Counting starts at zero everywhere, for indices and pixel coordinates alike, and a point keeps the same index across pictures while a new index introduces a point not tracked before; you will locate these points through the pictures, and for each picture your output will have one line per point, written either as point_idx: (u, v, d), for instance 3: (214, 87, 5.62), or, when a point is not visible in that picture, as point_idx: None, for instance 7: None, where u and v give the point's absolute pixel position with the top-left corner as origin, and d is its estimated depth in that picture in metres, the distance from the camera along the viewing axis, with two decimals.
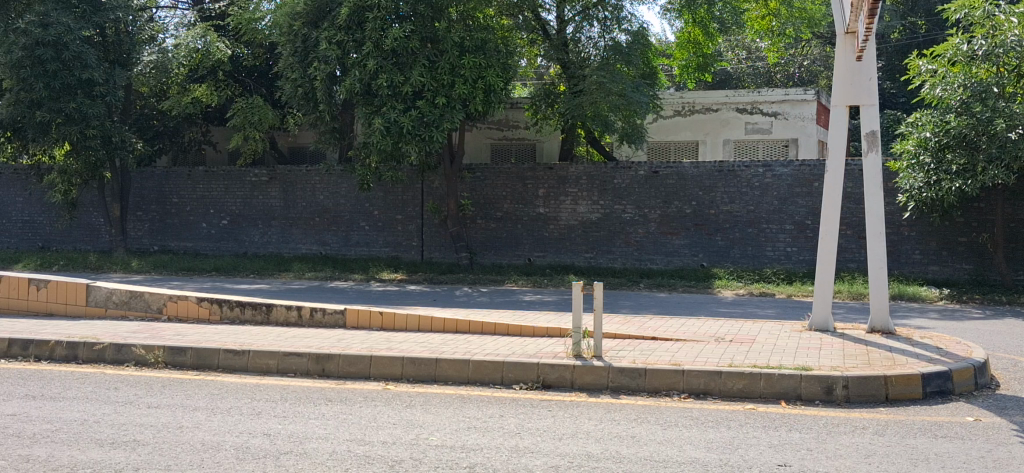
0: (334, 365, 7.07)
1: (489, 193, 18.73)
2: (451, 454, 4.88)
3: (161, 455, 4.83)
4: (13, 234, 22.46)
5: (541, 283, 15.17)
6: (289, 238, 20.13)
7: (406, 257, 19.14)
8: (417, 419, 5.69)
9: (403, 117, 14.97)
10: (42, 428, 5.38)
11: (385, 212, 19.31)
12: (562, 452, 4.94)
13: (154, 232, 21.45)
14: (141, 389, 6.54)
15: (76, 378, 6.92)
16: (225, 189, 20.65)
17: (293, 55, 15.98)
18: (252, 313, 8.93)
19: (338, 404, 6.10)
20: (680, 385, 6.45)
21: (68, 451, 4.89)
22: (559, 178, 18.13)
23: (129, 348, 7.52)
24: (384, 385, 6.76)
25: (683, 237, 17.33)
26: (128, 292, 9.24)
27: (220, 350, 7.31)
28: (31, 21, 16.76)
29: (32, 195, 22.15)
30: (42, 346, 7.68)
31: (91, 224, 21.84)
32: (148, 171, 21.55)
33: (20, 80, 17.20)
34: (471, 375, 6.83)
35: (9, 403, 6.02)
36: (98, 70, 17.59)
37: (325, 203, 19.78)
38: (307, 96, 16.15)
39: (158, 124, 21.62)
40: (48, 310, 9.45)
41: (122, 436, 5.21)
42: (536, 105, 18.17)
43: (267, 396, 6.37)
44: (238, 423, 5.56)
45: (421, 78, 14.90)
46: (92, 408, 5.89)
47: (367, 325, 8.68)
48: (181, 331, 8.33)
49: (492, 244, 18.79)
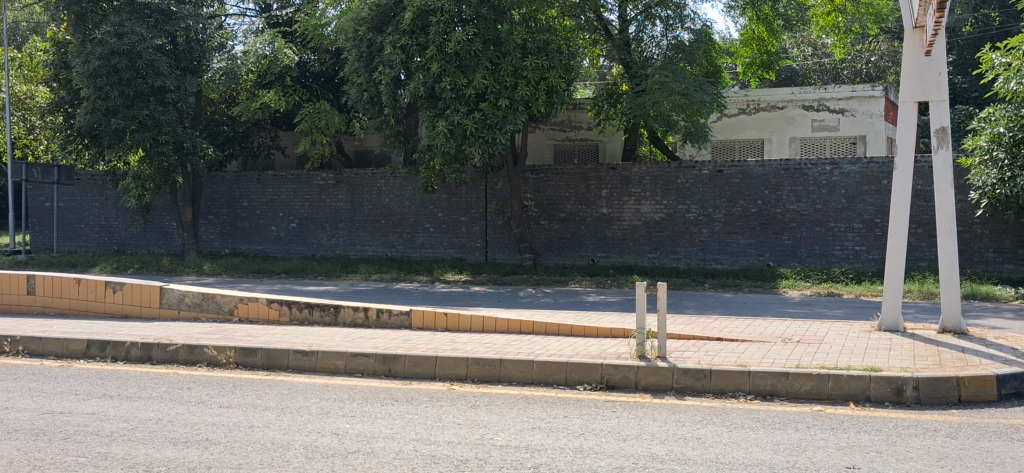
0: (400, 366, 7.16)
1: (552, 194, 18.76)
2: (516, 454, 4.92)
3: (232, 454, 4.94)
4: (89, 238, 23.09)
5: (605, 284, 15.16)
6: (355, 240, 20.37)
7: (471, 258, 19.25)
8: (482, 419, 5.74)
9: (466, 119, 15.06)
10: (119, 426, 5.54)
11: (450, 213, 19.46)
12: (626, 453, 4.94)
13: (224, 235, 21.88)
14: (212, 389, 6.69)
15: (151, 378, 7.11)
16: (294, 192, 20.97)
17: (359, 60, 16.29)
18: (319, 314, 9.08)
19: (404, 404, 6.17)
20: (746, 386, 6.39)
21: (144, 449, 5.03)
22: (622, 178, 18.07)
23: (202, 349, 7.69)
24: (448, 385, 6.82)
25: (749, 236, 17.14)
26: (200, 294, 9.43)
27: (289, 351, 7.46)
28: (107, 32, 17.23)
29: (108, 201, 22.79)
30: (118, 347, 7.91)
31: (165, 228, 22.40)
32: (219, 176, 21.97)
33: (96, 89, 17.68)
34: (535, 376, 6.86)
35: (86, 403, 6.20)
36: (170, 77, 18.02)
37: (390, 205, 20.01)
38: (372, 100, 16.47)
39: (228, 129, 21.99)
40: (123, 312, 9.66)
41: (194, 435, 5.34)
42: (598, 105, 18.13)
43: (336, 395, 6.48)
44: (307, 422, 5.66)
45: (484, 80, 14.98)
46: (167, 408, 6.05)
47: (432, 326, 8.76)
48: (251, 332, 8.50)
49: (555, 245, 18.82)
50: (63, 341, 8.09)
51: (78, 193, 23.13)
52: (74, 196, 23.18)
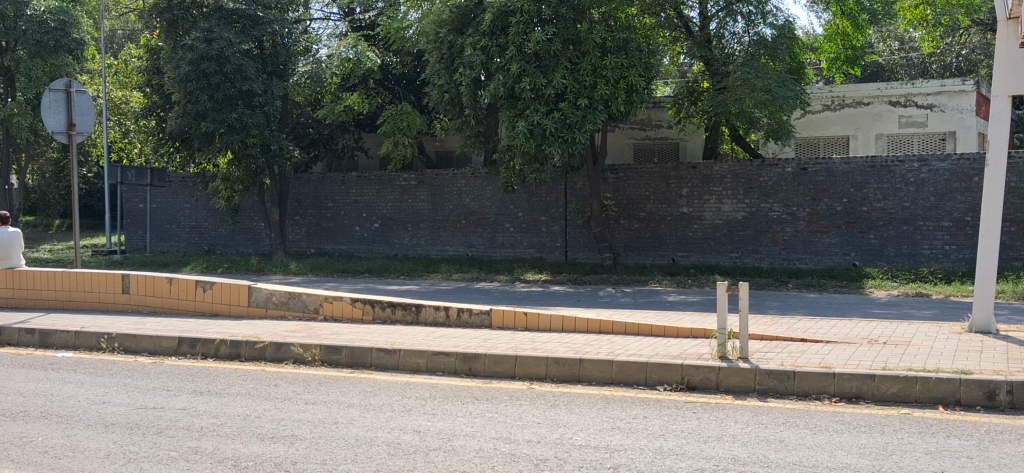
0: (480, 365, 7.22)
1: (632, 193, 18.67)
2: (595, 454, 4.92)
3: (317, 450, 5.05)
4: (181, 238, 23.75)
5: (686, 284, 15.01)
6: (436, 240, 20.58)
7: (551, 258, 19.25)
8: (561, 419, 5.75)
9: (546, 119, 15.06)
10: (209, 422, 5.70)
11: (529, 213, 19.50)
12: (706, 455, 4.90)
13: (310, 236, 22.30)
14: (297, 386, 6.84)
15: (240, 375, 7.29)
16: (377, 193, 21.27)
17: (440, 62, 16.55)
18: (402, 313, 9.21)
19: (485, 403, 6.22)
20: (831, 388, 6.28)
21: (233, 444, 5.17)
22: (703, 177, 17.89)
23: (288, 347, 7.86)
24: (528, 385, 6.85)
25: (834, 235, 16.81)
26: (287, 293, 9.62)
27: (373, 349, 7.58)
28: (197, 38, 17.71)
29: (198, 202, 23.42)
30: (208, 345, 8.14)
31: (253, 228, 22.90)
32: (305, 177, 22.39)
33: (187, 93, 18.16)
34: (615, 376, 6.84)
35: (177, 398, 6.40)
36: (257, 81, 18.45)
37: (471, 205, 20.15)
38: (453, 101, 16.65)
39: (314, 131, 22.59)
40: (213, 311, 9.91)
41: (281, 431, 5.46)
42: (679, 103, 18.00)
43: (417, 393, 6.57)
44: (389, 419, 5.74)
45: (564, 80, 14.98)
46: (255, 404, 6.21)
47: (512, 325, 8.81)
48: (336, 330, 8.66)
49: (635, 244, 18.73)
50: (156, 338, 8.36)
51: (170, 195, 23.82)
52: (167, 197, 23.89)
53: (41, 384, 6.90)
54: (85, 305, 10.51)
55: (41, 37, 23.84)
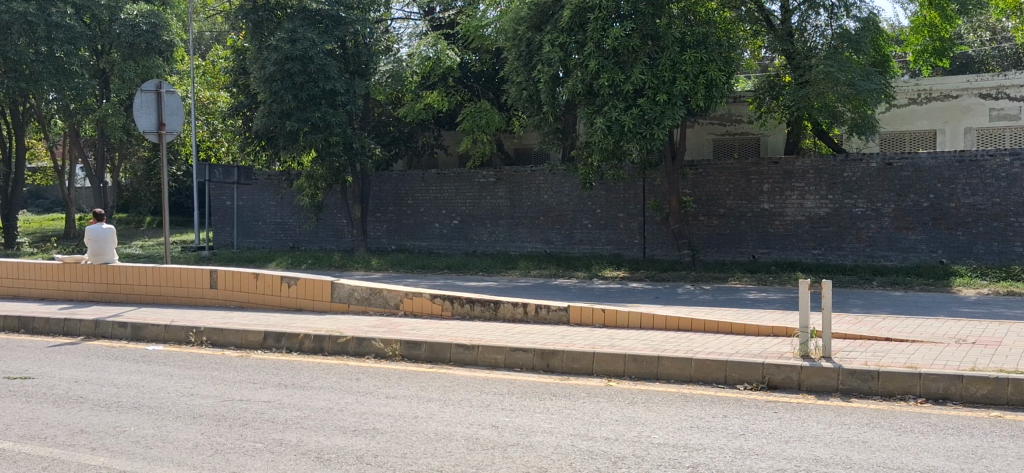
0: (558, 361, 7.24)
1: (712, 189, 18.47)
2: (674, 453, 4.89)
3: (397, 443, 5.11)
4: (266, 235, 24.26)
5: (767, 282, 14.79)
6: (515, 237, 20.67)
7: (629, 255, 19.12)
8: (639, 416, 5.73)
9: (624, 115, 15.00)
10: (293, 414, 5.82)
11: (607, 210, 19.41)
12: (788, 455, 4.83)
13: (391, 232, 22.60)
14: (378, 380, 6.94)
15: (323, 368, 7.44)
16: (456, 190, 21.44)
17: (518, 59, 16.60)
18: (480, 310, 9.28)
19: (563, 399, 6.24)
20: (916, 389, 6.14)
21: (315, 437, 5.27)
22: (784, 173, 17.62)
23: (369, 341, 7.98)
24: (605, 382, 6.84)
25: (920, 232, 16.38)
26: (368, 288, 9.76)
27: (452, 345, 7.65)
28: (282, 38, 18.08)
29: (283, 200, 23.89)
30: (292, 339, 8.32)
31: (335, 225, 23.26)
32: (385, 175, 22.68)
33: (272, 93, 18.54)
34: (693, 374, 6.78)
35: (263, 391, 6.55)
36: (339, 81, 18.73)
37: (549, 202, 20.16)
38: (531, 99, 16.71)
39: (395, 130, 22.73)
40: (298, 305, 10.10)
41: (363, 424, 5.55)
42: (760, 98, 17.71)
43: (496, 389, 6.61)
44: (468, 414, 5.79)
45: (642, 75, 14.88)
46: (337, 397, 6.32)
47: (590, 322, 8.78)
48: (416, 326, 8.76)
49: (715, 241, 18.55)
50: (242, 332, 8.55)
51: (256, 192, 24.36)
52: (253, 195, 24.41)
53: (134, 376, 7.14)
54: (176, 300, 10.81)
55: (134, 40, 24.69)
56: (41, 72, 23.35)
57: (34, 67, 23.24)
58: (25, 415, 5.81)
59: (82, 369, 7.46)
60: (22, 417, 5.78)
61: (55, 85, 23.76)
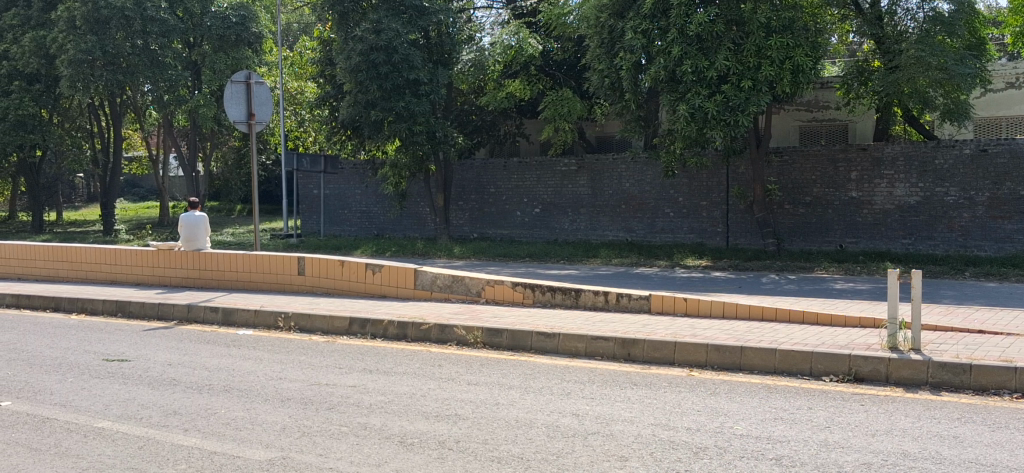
0: (639, 350, 7.21)
1: (798, 177, 18.15)
2: (757, 445, 4.84)
3: (479, 429, 5.17)
4: (352, 222, 24.65)
5: (854, 272, 14.47)
6: (596, 225, 20.62)
7: (712, 243, 18.90)
8: (722, 407, 5.68)
9: (708, 102, 14.82)
10: (378, 399, 5.92)
11: (690, 198, 19.19)
12: (875, 449, 4.74)
13: (473, 220, 22.79)
14: (460, 367, 7.01)
15: (406, 355, 7.55)
16: (537, 178, 21.49)
17: (601, 46, 16.52)
18: (561, 297, 9.30)
19: (644, 389, 6.21)
20: (1011, 384, 5.96)
21: (399, 421, 5.36)
22: (873, 160, 17.20)
23: (452, 329, 8.06)
24: (687, 372, 6.79)
25: (1016, 221, 15.82)
26: (451, 276, 9.85)
27: (533, 333, 7.68)
28: (366, 29, 18.29)
29: (368, 188, 24.21)
30: (376, 325, 8.45)
31: (418, 213, 23.51)
32: (468, 163, 22.84)
33: (358, 83, 18.81)
34: (778, 365, 6.69)
35: (348, 375, 6.68)
36: (423, 70, 18.89)
37: (630, 190, 20.04)
38: (614, 86, 16.63)
39: (477, 118, 22.85)
40: (382, 292, 10.25)
41: (445, 410, 5.62)
42: (848, 84, 17.31)
43: (577, 377, 6.62)
44: (549, 402, 5.82)
45: (727, 61, 14.69)
46: (420, 383, 6.41)
47: (671, 310, 8.72)
48: (497, 313, 8.82)
49: (801, 230, 18.23)
50: (328, 317, 8.73)
51: (342, 181, 24.75)
52: (338, 183, 24.81)
53: (225, 360, 7.34)
54: (264, 286, 11.07)
55: (224, 32, 25.35)
56: (136, 65, 24.14)
57: (131, 60, 24.04)
58: (123, 396, 6.03)
59: (176, 353, 7.70)
60: (120, 397, 6.01)
61: (150, 77, 24.51)
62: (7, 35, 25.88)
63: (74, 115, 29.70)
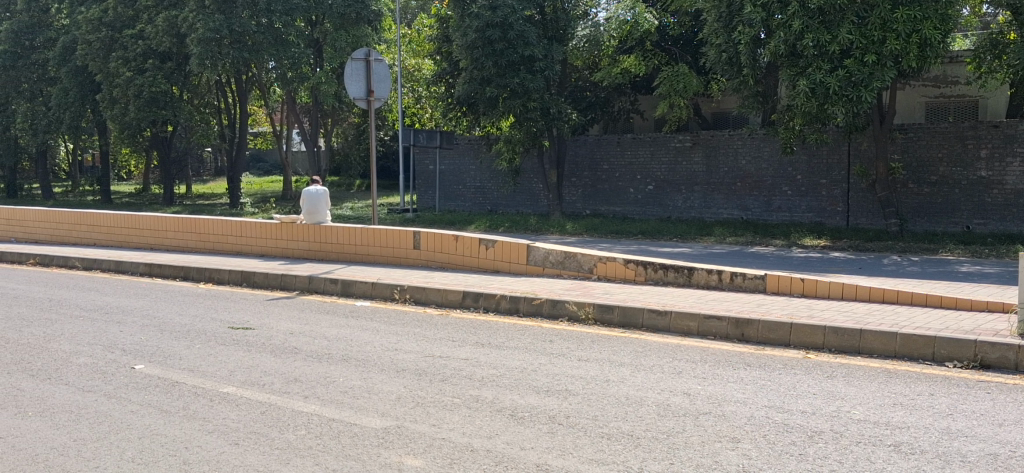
0: (753, 331, 7.10)
1: (924, 154, 17.51)
2: (875, 430, 4.72)
3: (589, 405, 5.19)
4: (466, 198, 24.91)
5: (982, 255, 13.89)
6: (711, 203, 20.33)
7: (831, 223, 18.38)
8: (839, 390, 5.56)
9: (829, 77, 14.43)
10: (489, 372, 6.01)
11: (809, 176, 18.69)
12: (1002, 439, 4.57)
13: (586, 198, 22.82)
14: (571, 342, 7.04)
15: (518, 329, 7.62)
16: (652, 154, 21.32)
17: (718, 21, 16.26)
18: (674, 275, 9.23)
19: (758, 370, 6.13)
20: None
21: (511, 395, 5.43)
22: (1005, 137, 16.46)
23: (563, 304, 8.09)
24: (804, 354, 6.66)
25: None
26: (563, 252, 9.86)
27: (644, 310, 7.65)
28: (483, 6, 18.43)
29: (482, 164, 24.41)
30: (489, 299, 8.55)
31: (532, 189, 23.57)
32: (582, 139, 22.84)
33: (473, 60, 18.98)
34: (899, 349, 6.50)
35: (462, 349, 6.78)
36: (538, 47, 18.87)
37: (747, 167, 19.67)
38: (731, 61, 16.34)
39: (591, 95, 22.70)
40: (494, 267, 10.35)
41: (556, 385, 5.66)
42: (980, 57, 16.53)
43: (689, 356, 6.57)
44: (660, 380, 5.80)
45: (850, 35, 14.19)
46: (531, 358, 6.46)
47: (788, 291, 8.53)
48: (609, 290, 8.81)
49: (925, 210, 17.60)
50: (443, 291, 8.87)
51: (457, 157, 25.02)
52: (454, 159, 25.09)
53: (342, 330, 7.55)
54: (381, 260, 11.32)
55: (344, 11, 25.85)
56: (261, 43, 24.88)
57: (256, 38, 24.77)
58: (247, 363, 6.27)
59: (297, 322, 7.96)
60: (245, 364, 6.25)
61: (274, 54, 25.24)
62: (142, 15, 27.00)
63: (203, 91, 30.83)
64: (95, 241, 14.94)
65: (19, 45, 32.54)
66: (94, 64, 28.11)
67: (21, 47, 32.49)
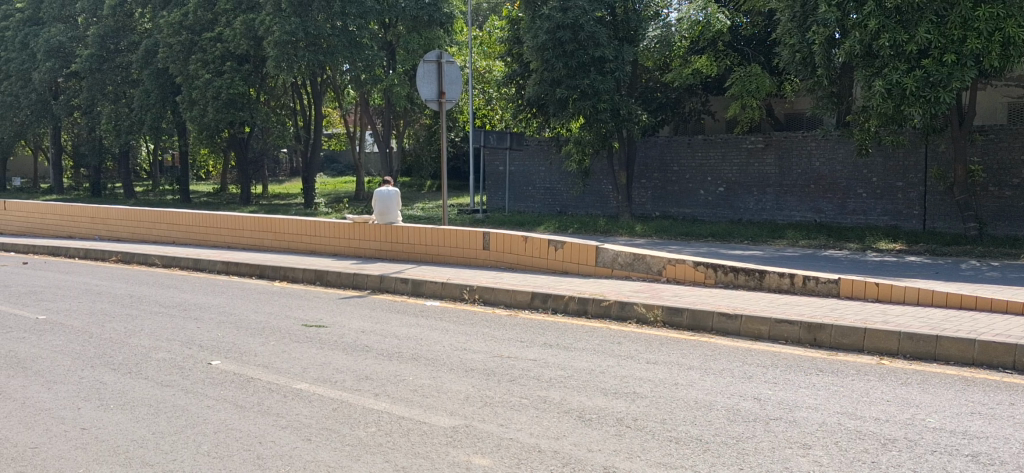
0: (826, 336, 6.99)
1: (1006, 157, 17.04)
2: (952, 440, 4.62)
3: (658, 408, 5.17)
4: (536, 199, 24.95)
5: None
6: (784, 205, 20.06)
7: (907, 226, 17.97)
8: (913, 398, 5.45)
9: (906, 77, 14.11)
10: (557, 373, 6.01)
11: (884, 178, 18.31)
12: None
13: (656, 199, 22.73)
14: (640, 345, 7.01)
15: (586, 331, 7.62)
16: (723, 156, 21.14)
17: (793, 20, 16.12)
18: (745, 279, 9.12)
19: (830, 375, 6.03)
20: None
21: (579, 396, 5.43)
22: None
23: (632, 306, 8.06)
24: (877, 360, 6.53)
25: None
26: (632, 254, 9.82)
27: (715, 313, 7.58)
28: (554, 8, 18.50)
29: (552, 165, 24.44)
30: (558, 300, 8.56)
31: (601, 191, 23.50)
32: (652, 141, 22.75)
33: (543, 61, 19.02)
34: (977, 357, 6.34)
35: (530, 349, 6.80)
36: (608, 48, 18.80)
37: (820, 169, 19.35)
38: (805, 61, 16.12)
39: (662, 96, 22.55)
40: (563, 269, 10.36)
41: (625, 388, 5.64)
42: None
43: (759, 360, 6.49)
44: (730, 384, 5.74)
45: (927, 35, 13.81)
46: (599, 360, 6.45)
47: (862, 295, 8.38)
48: (679, 292, 8.74)
49: (1006, 214, 17.11)
50: (511, 291, 8.90)
51: (527, 158, 25.08)
52: (524, 160, 25.15)
53: (413, 329, 7.63)
54: (450, 260, 11.41)
55: (417, 13, 26.05)
56: (335, 46, 25.26)
57: (331, 41, 25.14)
58: (320, 360, 6.38)
59: (368, 321, 8.07)
60: (317, 361, 6.36)
61: (349, 57, 25.58)
62: (221, 19, 27.58)
63: (279, 93, 31.40)
64: (174, 239, 15.32)
65: (104, 48, 33.51)
66: (175, 67, 28.85)
67: (106, 51, 33.48)
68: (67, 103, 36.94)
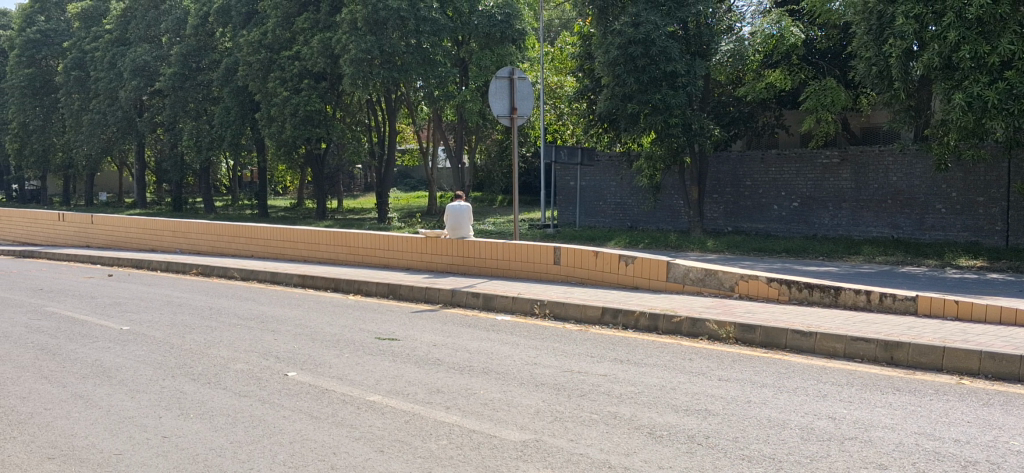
0: (903, 354, 6.84)
1: None
2: None
3: (730, 426, 5.11)
4: (607, 214, 24.88)
5: None
6: (860, 221, 19.68)
7: (989, 243, 17.46)
8: (995, 419, 5.30)
9: (988, 90, 13.78)
10: (627, 389, 5.99)
11: (964, 193, 17.85)
12: None
13: (728, 214, 22.54)
14: (711, 362, 6.95)
15: (657, 347, 7.57)
16: (797, 171, 20.85)
17: (868, 34, 15.74)
18: (820, 295, 8.96)
19: (907, 395, 5.90)
20: None
21: (649, 412, 5.40)
22: None
23: (703, 323, 7.99)
24: (957, 380, 6.37)
25: None
26: (704, 270, 9.73)
27: (788, 330, 7.47)
28: (625, 22, 18.44)
29: (623, 180, 24.34)
30: (629, 316, 8.52)
31: (673, 206, 23.35)
32: (725, 155, 22.59)
33: (615, 77, 19.00)
34: None
35: (600, 365, 6.79)
36: (680, 62, 18.67)
37: (898, 184, 18.95)
38: (882, 75, 15.65)
39: (735, 110, 22.34)
40: (634, 284, 10.32)
41: (695, 405, 5.60)
42: None
43: (834, 379, 6.39)
44: (803, 403, 5.66)
45: (1011, 45, 13.55)
46: (670, 376, 6.41)
47: (940, 313, 8.19)
48: (752, 309, 8.64)
49: None
50: (582, 306, 8.90)
51: (598, 174, 25.04)
52: (596, 176, 25.08)
53: (484, 343, 7.67)
54: (521, 274, 11.44)
55: (490, 30, 26.23)
56: (410, 63, 25.60)
57: (405, 58, 25.48)
58: (392, 373, 6.46)
59: (439, 334, 8.13)
60: (389, 373, 6.44)
61: (422, 74, 25.88)
62: (299, 37, 28.10)
63: (354, 110, 31.88)
64: (252, 253, 15.64)
65: (187, 67, 34.37)
66: (254, 85, 29.52)
67: (188, 69, 34.37)
68: (150, 120, 37.96)
